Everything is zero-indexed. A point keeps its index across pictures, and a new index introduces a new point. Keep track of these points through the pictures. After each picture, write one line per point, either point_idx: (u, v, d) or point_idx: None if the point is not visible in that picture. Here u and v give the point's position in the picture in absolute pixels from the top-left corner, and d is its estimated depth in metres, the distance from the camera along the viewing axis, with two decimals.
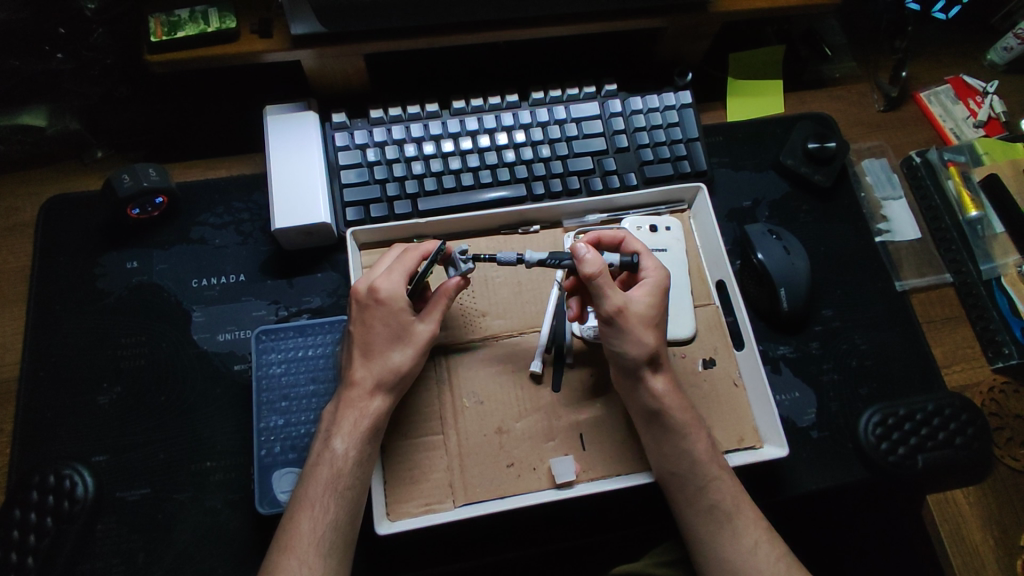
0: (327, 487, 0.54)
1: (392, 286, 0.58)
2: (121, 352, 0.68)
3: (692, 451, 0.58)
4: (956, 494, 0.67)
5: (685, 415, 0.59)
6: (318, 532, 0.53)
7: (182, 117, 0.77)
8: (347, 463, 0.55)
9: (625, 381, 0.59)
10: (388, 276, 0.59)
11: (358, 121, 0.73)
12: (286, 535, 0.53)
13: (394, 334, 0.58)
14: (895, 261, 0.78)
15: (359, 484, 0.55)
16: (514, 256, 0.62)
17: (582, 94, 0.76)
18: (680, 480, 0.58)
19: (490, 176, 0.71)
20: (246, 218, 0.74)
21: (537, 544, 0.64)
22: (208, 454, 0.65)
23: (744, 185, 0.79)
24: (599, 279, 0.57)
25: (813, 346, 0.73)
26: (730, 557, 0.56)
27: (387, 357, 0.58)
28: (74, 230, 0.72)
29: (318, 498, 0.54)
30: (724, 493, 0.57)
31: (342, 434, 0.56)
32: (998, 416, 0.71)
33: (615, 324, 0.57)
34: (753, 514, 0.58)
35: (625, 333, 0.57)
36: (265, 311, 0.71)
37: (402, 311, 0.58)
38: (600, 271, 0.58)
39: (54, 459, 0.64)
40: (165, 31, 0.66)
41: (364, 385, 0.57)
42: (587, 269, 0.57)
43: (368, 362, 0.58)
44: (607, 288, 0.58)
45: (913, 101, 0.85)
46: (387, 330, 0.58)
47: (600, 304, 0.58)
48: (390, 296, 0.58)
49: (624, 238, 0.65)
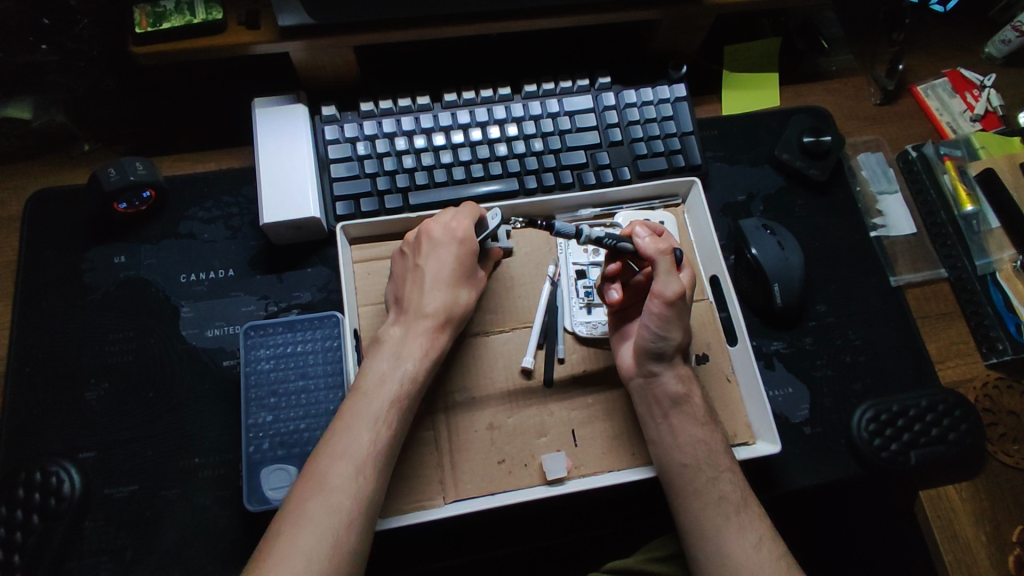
0: (394, 401, 0.54)
1: (467, 225, 0.62)
2: (110, 349, 0.68)
3: (706, 441, 0.58)
4: (949, 490, 0.67)
5: (702, 405, 0.60)
6: (382, 445, 0.53)
7: (170, 110, 0.76)
8: (416, 383, 0.56)
9: (653, 369, 0.59)
10: (461, 215, 0.62)
11: (348, 114, 0.72)
12: (341, 444, 0.52)
13: (467, 275, 0.61)
14: (890, 256, 0.77)
15: (409, 410, 0.56)
16: (572, 228, 0.62)
17: (576, 88, 0.75)
18: (691, 473, 0.57)
19: (482, 170, 0.71)
20: (235, 212, 0.73)
21: (528, 540, 0.64)
22: (196, 451, 0.65)
23: (739, 179, 0.79)
24: (666, 260, 0.58)
25: (806, 342, 0.73)
26: (731, 553, 0.54)
27: (456, 292, 0.60)
28: (61, 224, 0.71)
29: (387, 415, 0.54)
30: (732, 486, 0.57)
31: (421, 355, 0.57)
32: (991, 412, 0.71)
33: (676, 308, 0.57)
34: (756, 509, 0.57)
35: (680, 319, 0.58)
36: (254, 307, 0.70)
37: (468, 245, 0.61)
38: (668, 253, 0.59)
39: (41, 457, 0.63)
40: (150, 22, 0.65)
41: (439, 311, 0.59)
42: (656, 248, 0.58)
43: (439, 292, 0.59)
44: (670, 270, 0.58)
45: (909, 93, 0.85)
46: (463, 268, 0.61)
47: (665, 287, 0.57)
48: (467, 234, 0.62)
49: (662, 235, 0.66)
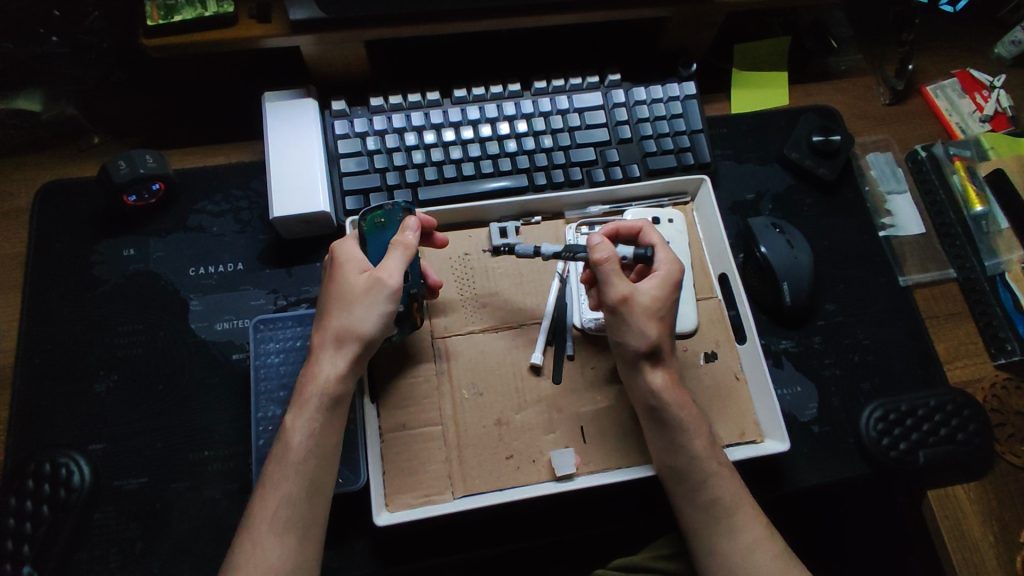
0: (279, 462, 0.54)
1: (344, 248, 0.60)
2: (118, 341, 0.67)
3: (688, 447, 0.57)
4: (956, 490, 0.67)
5: (684, 408, 0.58)
6: (274, 509, 0.52)
7: (180, 104, 0.76)
8: (298, 433, 0.54)
9: (625, 374, 0.60)
10: (347, 237, 0.61)
11: (358, 109, 0.72)
12: (248, 514, 0.53)
13: (344, 293, 0.57)
14: (899, 257, 0.77)
15: (306, 464, 0.54)
16: (531, 249, 0.64)
17: (585, 85, 0.75)
18: (679, 475, 0.57)
19: (491, 166, 0.71)
20: (244, 206, 0.73)
21: (536, 536, 0.64)
22: (205, 444, 0.65)
23: (748, 178, 0.79)
24: (606, 266, 0.57)
25: (815, 341, 0.73)
26: (727, 557, 0.55)
27: (339, 317, 0.56)
28: (70, 216, 0.71)
29: (276, 476, 0.53)
30: (722, 489, 0.56)
31: (297, 406, 0.55)
32: (1000, 412, 0.71)
33: (620, 314, 0.57)
34: (751, 510, 0.57)
35: (630, 325, 0.57)
36: (263, 300, 0.70)
37: (353, 264, 0.58)
38: (609, 258, 0.57)
39: (50, 448, 0.63)
40: (161, 14, 0.65)
41: (323, 348, 0.56)
42: (596, 255, 0.57)
43: (320, 327, 0.57)
44: (613, 275, 0.57)
45: (919, 93, 0.84)
46: (337, 290, 0.58)
47: (606, 295, 0.57)
48: (344, 254, 0.59)
49: (643, 229, 0.63)
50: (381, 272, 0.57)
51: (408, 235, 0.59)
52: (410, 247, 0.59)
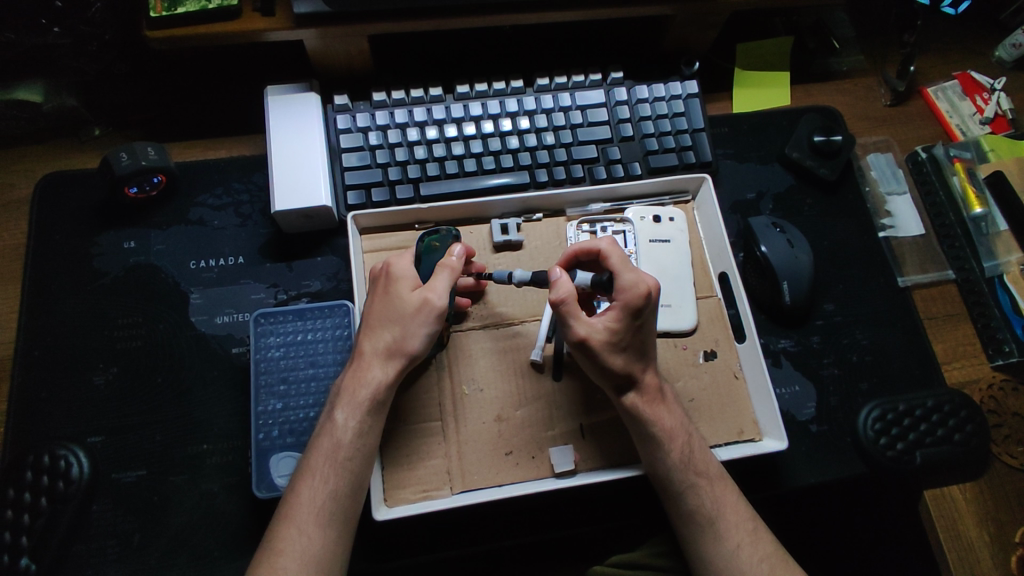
0: (325, 457, 0.54)
1: (399, 262, 0.59)
2: (118, 334, 0.67)
3: (664, 461, 0.56)
4: (954, 492, 0.67)
5: (667, 424, 0.57)
6: (319, 501, 0.53)
7: (182, 97, 0.75)
8: (348, 434, 0.54)
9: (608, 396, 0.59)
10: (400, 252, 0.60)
11: (360, 104, 0.72)
12: (287, 503, 0.53)
13: (393, 309, 0.57)
14: (898, 258, 0.77)
15: (356, 465, 0.54)
16: (505, 274, 0.64)
17: (588, 82, 0.75)
18: (657, 482, 0.57)
19: (493, 162, 0.71)
20: (245, 200, 0.73)
21: (534, 533, 0.64)
22: (205, 437, 0.65)
23: (749, 177, 0.79)
24: (562, 309, 0.55)
25: (813, 340, 0.73)
26: (715, 560, 0.55)
27: (392, 327, 0.56)
28: (71, 208, 0.71)
29: (320, 470, 0.54)
30: (702, 498, 0.56)
31: (345, 406, 0.55)
32: (996, 413, 0.71)
33: (582, 352, 0.56)
34: (736, 517, 0.56)
35: (594, 361, 0.56)
36: (264, 294, 0.70)
37: (406, 281, 0.58)
38: (565, 299, 0.55)
39: (49, 440, 0.63)
40: (165, 6, 0.65)
41: (373, 355, 0.56)
42: (553, 297, 0.55)
43: (368, 335, 0.57)
44: (571, 316, 0.55)
45: (920, 95, 0.85)
46: (386, 305, 0.57)
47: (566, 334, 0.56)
48: (398, 270, 0.58)
49: (601, 249, 0.59)
50: (431, 292, 0.57)
51: (456, 258, 0.59)
52: (456, 270, 0.58)
